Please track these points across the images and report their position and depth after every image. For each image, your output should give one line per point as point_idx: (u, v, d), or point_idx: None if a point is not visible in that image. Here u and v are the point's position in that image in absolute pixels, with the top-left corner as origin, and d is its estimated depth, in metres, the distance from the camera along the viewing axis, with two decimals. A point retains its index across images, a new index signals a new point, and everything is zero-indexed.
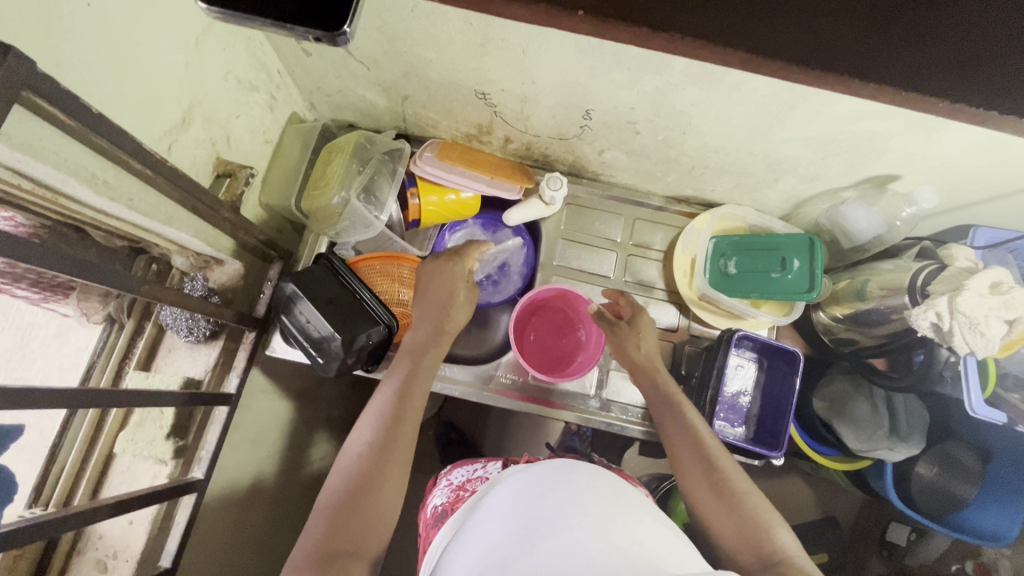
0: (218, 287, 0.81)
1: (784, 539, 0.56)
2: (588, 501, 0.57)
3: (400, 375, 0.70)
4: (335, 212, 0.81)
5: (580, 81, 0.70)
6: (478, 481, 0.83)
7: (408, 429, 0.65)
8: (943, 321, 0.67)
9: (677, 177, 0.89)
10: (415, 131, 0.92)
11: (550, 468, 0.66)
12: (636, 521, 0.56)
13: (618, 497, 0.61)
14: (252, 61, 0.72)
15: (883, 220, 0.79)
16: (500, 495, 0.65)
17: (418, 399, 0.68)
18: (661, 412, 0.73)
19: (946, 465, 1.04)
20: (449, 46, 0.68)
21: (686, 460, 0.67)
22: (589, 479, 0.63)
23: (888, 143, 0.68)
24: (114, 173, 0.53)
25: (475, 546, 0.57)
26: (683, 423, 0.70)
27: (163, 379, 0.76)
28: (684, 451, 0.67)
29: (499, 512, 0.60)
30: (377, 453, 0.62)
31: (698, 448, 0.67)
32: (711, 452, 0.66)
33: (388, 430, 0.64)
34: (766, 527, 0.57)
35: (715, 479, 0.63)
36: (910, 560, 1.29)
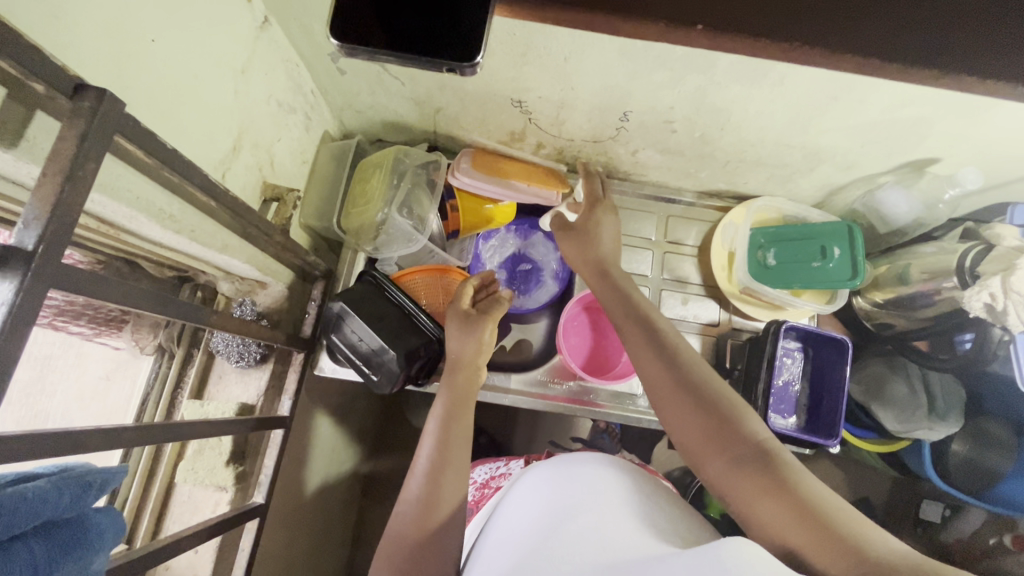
0: (265, 311, 0.81)
1: (759, 429, 0.54)
2: (602, 488, 0.58)
3: (439, 412, 0.70)
4: (375, 228, 0.82)
5: (620, 84, 0.70)
6: (501, 477, 0.86)
7: (453, 466, 0.64)
8: (997, 301, 0.67)
9: (709, 172, 0.90)
10: (446, 142, 0.92)
11: (563, 462, 0.66)
12: (656, 511, 0.56)
13: (630, 481, 0.62)
14: (289, 84, 0.72)
15: (921, 202, 0.79)
16: (520, 491, 0.65)
17: (460, 433, 0.67)
18: (620, 316, 0.67)
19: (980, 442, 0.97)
20: (490, 57, 0.68)
21: (650, 368, 0.60)
22: (600, 466, 0.64)
23: (932, 128, 0.69)
24: (179, 206, 0.53)
25: (501, 540, 0.57)
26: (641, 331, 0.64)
27: (218, 406, 0.76)
28: (646, 358, 0.61)
29: (521, 508, 0.61)
30: (430, 498, 0.62)
31: (659, 349, 0.61)
32: (675, 350, 0.60)
33: (437, 474, 0.63)
34: (739, 419, 0.54)
35: (683, 380, 0.58)
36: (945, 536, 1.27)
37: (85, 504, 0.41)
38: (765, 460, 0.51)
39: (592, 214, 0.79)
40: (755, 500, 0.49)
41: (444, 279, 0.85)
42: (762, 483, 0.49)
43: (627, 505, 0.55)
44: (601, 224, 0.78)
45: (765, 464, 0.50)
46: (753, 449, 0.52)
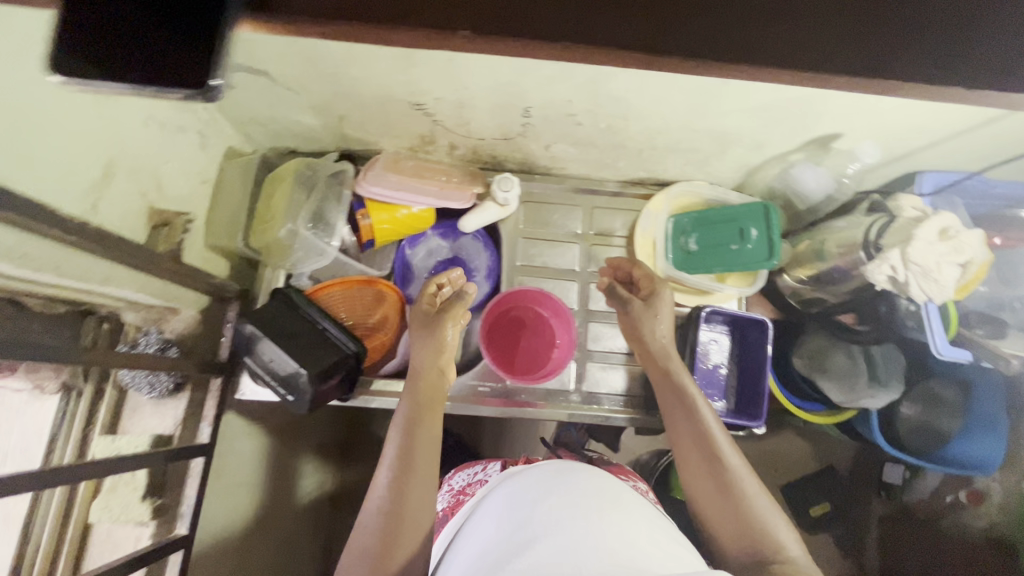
0: (176, 338, 0.78)
1: (783, 535, 0.59)
2: (579, 504, 0.58)
3: (403, 419, 0.70)
4: (285, 244, 0.80)
5: (511, 80, 0.68)
6: (478, 484, 0.82)
7: (418, 475, 0.64)
8: (898, 273, 0.68)
9: (627, 161, 0.89)
10: (359, 149, 0.90)
11: (549, 471, 0.67)
12: (633, 523, 0.57)
13: (614, 495, 0.62)
14: (172, 103, 0.69)
15: (831, 178, 0.82)
16: (496, 498, 0.66)
17: (426, 442, 0.67)
18: (667, 394, 0.74)
19: (929, 403, 1.08)
20: (374, 62, 0.66)
21: (690, 449, 0.68)
22: (584, 481, 0.64)
23: (825, 105, 0.68)
24: (33, 244, 0.51)
25: (471, 552, 0.59)
26: (694, 420, 0.70)
27: (131, 440, 0.74)
28: (687, 442, 0.69)
29: (494, 517, 0.61)
30: (393, 505, 0.61)
31: (699, 433, 0.68)
32: (714, 440, 0.67)
33: (402, 482, 0.63)
34: (762, 522, 0.60)
35: (716, 471, 0.65)
36: (908, 496, 1.31)
37: None
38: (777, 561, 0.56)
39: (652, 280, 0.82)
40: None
41: (362, 290, 0.84)
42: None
43: (606, 519, 0.56)
44: (661, 296, 0.81)
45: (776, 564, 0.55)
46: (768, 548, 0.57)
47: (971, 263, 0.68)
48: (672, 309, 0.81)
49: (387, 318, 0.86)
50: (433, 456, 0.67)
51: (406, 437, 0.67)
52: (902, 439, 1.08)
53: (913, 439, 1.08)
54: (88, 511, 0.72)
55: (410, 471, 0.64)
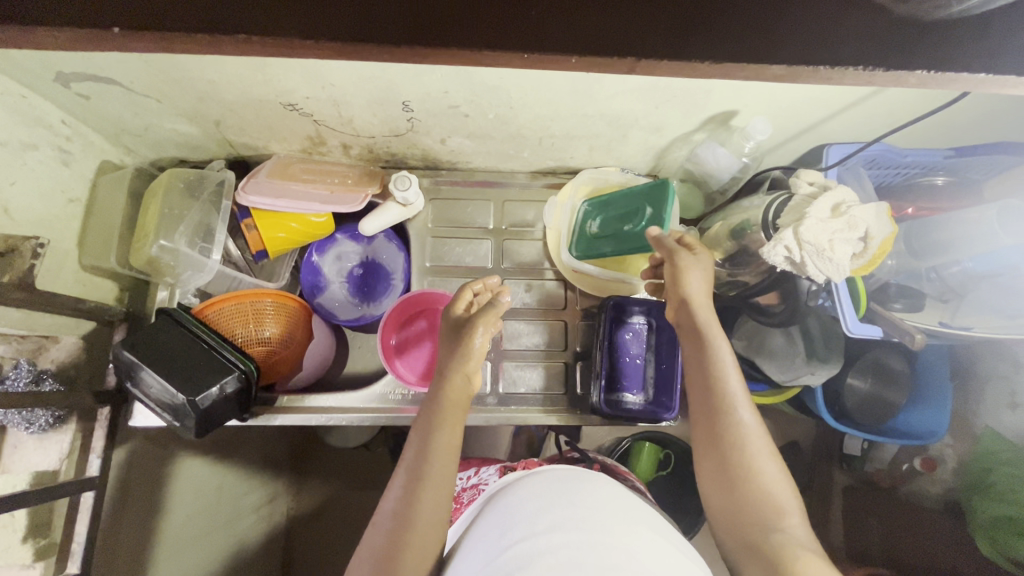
0: (55, 367, 0.72)
1: (783, 502, 0.59)
2: (589, 517, 0.59)
3: (421, 422, 0.67)
4: (164, 262, 0.76)
5: (376, 73, 0.64)
6: (472, 491, 0.83)
7: (432, 483, 0.62)
8: (794, 254, 0.65)
9: (530, 151, 0.85)
10: (249, 154, 0.86)
11: (550, 477, 0.68)
12: (637, 535, 0.58)
13: (623, 506, 0.63)
14: (12, 119, 0.64)
15: (732, 157, 0.78)
16: (504, 499, 0.67)
17: (439, 442, 0.65)
18: (687, 351, 0.68)
19: (877, 375, 1.08)
20: (223, 62, 0.62)
21: (699, 418, 0.65)
22: (598, 492, 0.65)
23: (709, 81, 0.65)
24: None
25: (472, 552, 0.61)
26: (708, 395, 0.65)
27: (7, 481, 0.68)
28: (697, 406, 0.66)
29: (499, 517, 0.63)
30: (403, 513, 0.60)
31: (707, 399, 0.64)
32: (731, 417, 0.63)
33: (414, 492, 0.61)
34: (766, 494, 0.59)
35: (721, 446, 0.62)
36: (869, 466, 1.29)
37: None
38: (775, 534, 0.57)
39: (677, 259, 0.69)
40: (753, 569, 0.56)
41: (254, 304, 0.79)
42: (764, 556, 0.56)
43: (610, 530, 0.57)
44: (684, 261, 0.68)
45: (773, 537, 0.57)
46: (768, 519, 0.58)
47: (870, 238, 0.65)
48: (701, 274, 0.68)
49: (287, 332, 0.82)
50: (449, 459, 0.64)
51: (419, 446, 0.64)
52: (850, 412, 1.08)
53: (862, 412, 1.08)
54: None
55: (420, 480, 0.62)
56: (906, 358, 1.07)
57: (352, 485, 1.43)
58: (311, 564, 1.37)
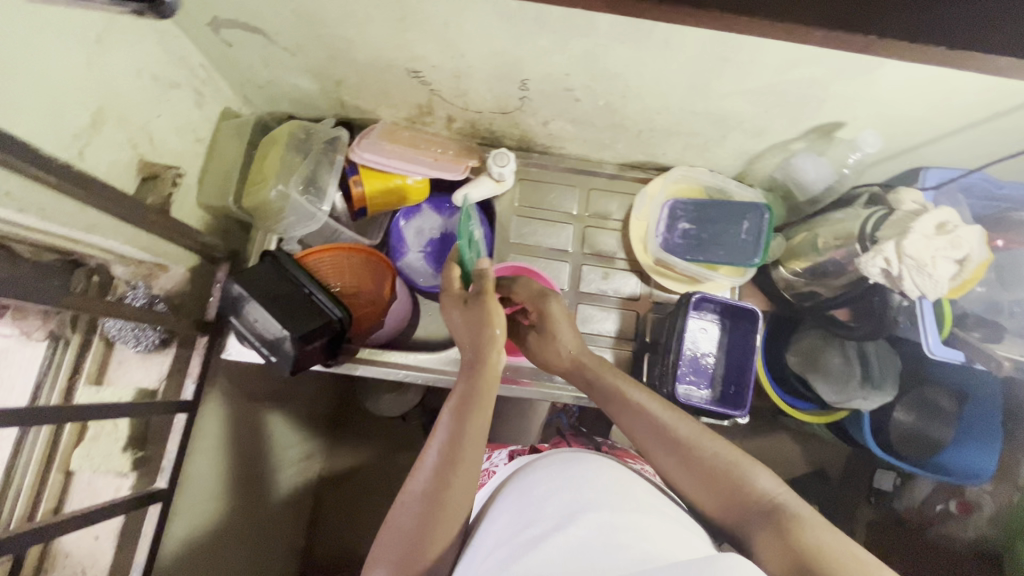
0: (165, 294, 0.78)
1: (768, 488, 0.57)
2: (597, 497, 0.57)
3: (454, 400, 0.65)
4: (276, 207, 0.80)
5: (507, 50, 0.67)
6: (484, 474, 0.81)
7: (464, 459, 0.59)
8: (892, 266, 0.66)
9: (626, 143, 0.88)
10: (356, 117, 0.90)
11: (555, 460, 0.67)
12: (645, 511, 0.58)
13: (619, 482, 0.62)
14: (167, 57, 0.69)
15: (832, 168, 0.79)
16: (518, 481, 0.65)
17: (475, 419, 0.62)
18: (600, 394, 0.71)
19: (922, 411, 1.05)
20: (369, 25, 0.65)
21: (644, 438, 0.65)
22: (594, 467, 0.64)
23: (827, 89, 0.67)
24: (16, 183, 0.51)
25: (494, 531, 0.59)
26: (637, 412, 0.67)
27: (115, 392, 0.75)
28: (648, 440, 0.65)
29: (516, 497, 0.62)
30: (435, 491, 0.57)
31: (649, 422, 0.65)
32: (674, 426, 0.64)
33: (445, 474, 0.58)
34: (750, 485, 0.58)
35: (687, 453, 0.62)
36: (897, 504, 1.26)
37: None
38: (778, 518, 0.55)
39: (546, 298, 0.76)
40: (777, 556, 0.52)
41: (349, 259, 0.83)
42: (780, 542, 0.53)
43: (620, 508, 0.56)
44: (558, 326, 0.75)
45: (779, 521, 0.54)
46: (770, 512, 0.55)
47: (968, 261, 0.65)
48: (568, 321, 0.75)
49: (374, 289, 0.85)
50: (482, 436, 0.62)
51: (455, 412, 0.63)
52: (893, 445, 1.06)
53: (905, 446, 1.06)
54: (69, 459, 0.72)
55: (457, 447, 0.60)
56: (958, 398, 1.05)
57: (385, 452, 1.46)
58: (336, 523, 1.40)
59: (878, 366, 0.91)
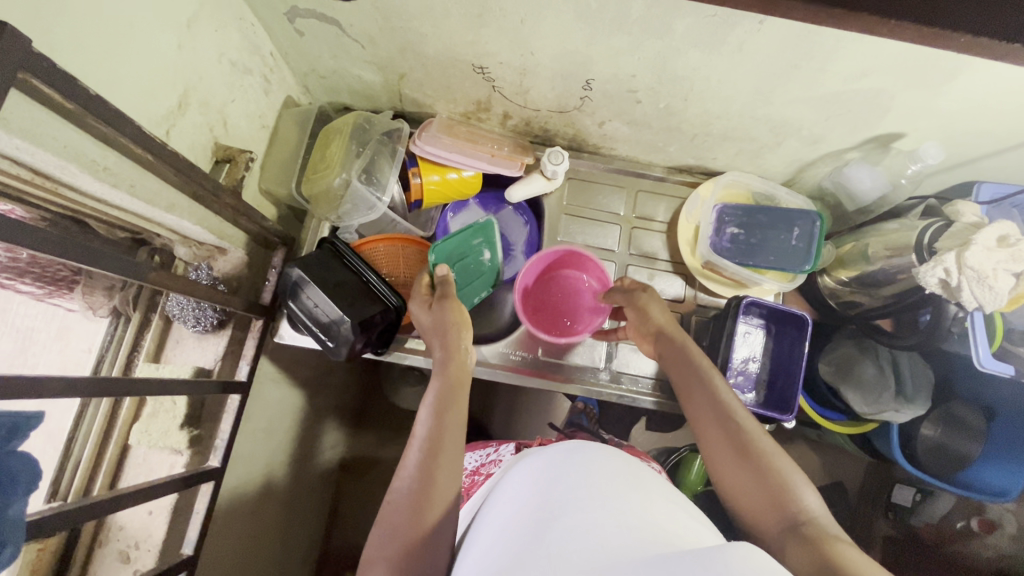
0: (224, 277, 0.80)
1: (812, 502, 0.56)
2: (598, 483, 0.56)
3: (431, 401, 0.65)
4: (336, 194, 0.82)
5: (579, 49, 0.68)
6: (493, 465, 0.83)
7: (447, 456, 0.61)
8: (951, 277, 0.67)
9: (678, 146, 0.89)
10: (412, 110, 0.91)
11: (557, 452, 0.65)
12: (654, 505, 0.54)
13: (632, 477, 0.60)
14: (244, 44, 0.70)
15: (887, 180, 0.79)
16: (523, 480, 0.63)
17: (455, 417, 0.64)
18: (680, 370, 0.72)
19: (948, 424, 1.00)
20: (445, 20, 0.67)
21: (706, 424, 0.66)
22: (600, 460, 0.62)
23: (893, 100, 0.68)
24: (114, 159, 0.52)
25: (493, 529, 0.57)
26: (707, 389, 0.68)
27: (173, 369, 0.76)
28: (704, 418, 0.66)
29: (518, 497, 0.60)
30: (422, 483, 0.58)
31: (716, 410, 0.66)
32: (728, 407, 0.66)
33: (430, 467, 0.59)
34: (791, 491, 0.57)
35: (742, 447, 0.62)
36: (914, 520, 1.25)
37: None
38: (808, 526, 0.53)
39: (639, 292, 0.80)
40: (793, 555, 0.52)
41: (405, 250, 0.85)
42: (800, 539, 0.52)
43: (627, 499, 0.53)
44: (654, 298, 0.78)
45: (806, 530, 0.53)
46: (798, 512, 0.55)
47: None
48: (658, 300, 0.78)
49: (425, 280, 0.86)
50: (459, 436, 0.63)
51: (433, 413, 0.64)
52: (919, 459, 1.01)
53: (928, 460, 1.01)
54: (129, 433, 0.75)
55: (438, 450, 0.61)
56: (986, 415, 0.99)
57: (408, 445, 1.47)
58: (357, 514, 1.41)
59: (912, 380, 0.91)
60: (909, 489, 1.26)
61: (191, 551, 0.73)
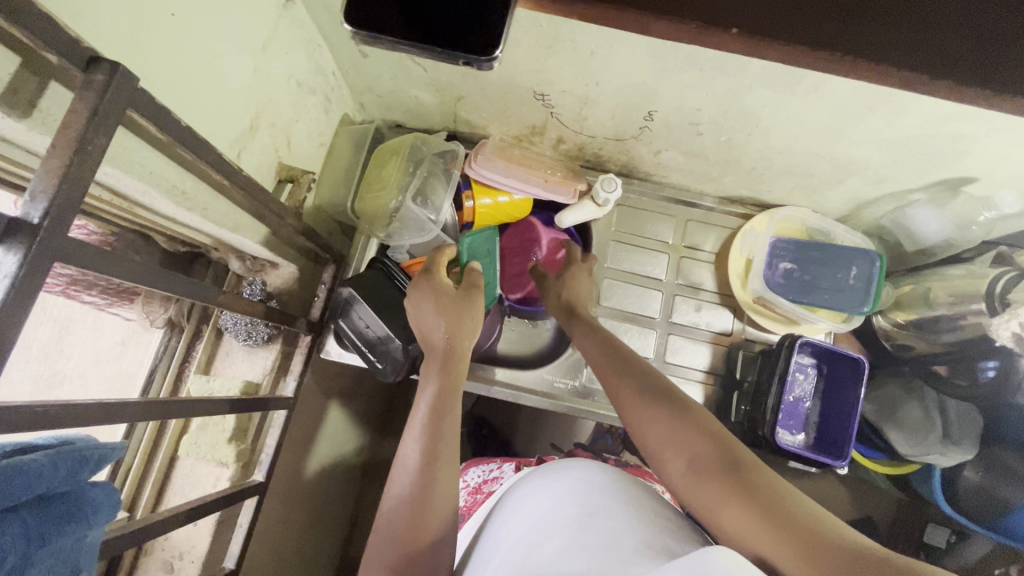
0: (275, 292, 0.81)
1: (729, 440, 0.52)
2: (609, 501, 0.53)
3: (430, 393, 0.60)
4: (389, 214, 0.82)
5: (646, 82, 0.67)
6: (493, 482, 0.80)
7: (451, 435, 0.58)
8: None
9: (733, 178, 0.87)
10: (464, 131, 0.91)
11: (567, 465, 0.61)
12: (668, 526, 0.52)
13: (646, 494, 0.57)
14: (311, 64, 0.71)
15: (956, 223, 0.78)
16: (521, 496, 0.60)
17: (449, 419, 0.59)
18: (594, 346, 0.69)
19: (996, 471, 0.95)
20: (514, 48, 0.66)
21: (619, 380, 0.61)
22: (613, 473, 0.59)
23: (972, 145, 0.65)
24: (191, 183, 0.53)
25: (499, 549, 0.54)
26: (614, 350, 0.66)
27: (223, 384, 0.76)
28: (613, 372, 0.63)
29: (522, 516, 0.55)
30: (419, 491, 0.53)
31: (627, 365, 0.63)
32: (638, 362, 0.63)
33: (428, 468, 0.54)
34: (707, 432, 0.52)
35: (654, 391, 0.58)
36: (947, 561, 1.19)
37: (79, 480, 0.39)
38: (727, 455, 0.49)
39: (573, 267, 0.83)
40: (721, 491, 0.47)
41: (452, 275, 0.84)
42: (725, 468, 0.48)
43: (620, 510, 0.52)
44: (579, 274, 0.82)
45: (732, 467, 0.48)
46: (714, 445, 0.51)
47: None
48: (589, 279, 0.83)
49: None
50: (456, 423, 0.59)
51: (431, 407, 0.59)
52: (957, 497, 0.97)
53: (968, 499, 0.96)
54: (177, 445, 0.76)
55: (437, 448, 0.56)
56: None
57: None
58: None
59: (959, 425, 0.85)
60: (943, 530, 1.21)
61: (233, 565, 0.73)
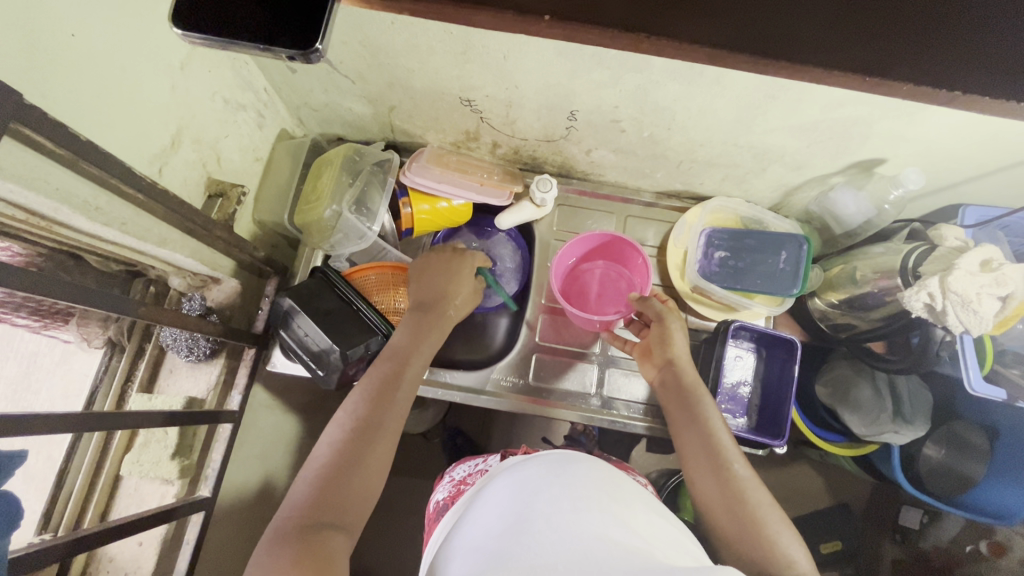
0: (217, 306, 0.81)
1: (794, 552, 0.58)
2: (583, 494, 0.56)
3: (380, 372, 0.66)
4: (328, 225, 0.84)
5: (561, 83, 0.70)
6: (478, 475, 0.80)
7: (386, 437, 0.61)
8: (936, 301, 0.67)
9: (665, 172, 0.90)
10: (404, 140, 0.93)
11: (546, 460, 0.64)
12: (635, 517, 0.55)
13: (610, 482, 0.61)
14: (239, 82, 0.72)
15: (871, 204, 0.80)
16: (501, 490, 0.61)
17: (399, 406, 0.64)
18: (674, 406, 0.72)
19: (951, 445, 0.96)
20: (431, 56, 0.68)
21: (692, 454, 0.67)
22: (585, 469, 0.62)
23: (871, 128, 0.69)
24: (106, 199, 0.54)
25: (470, 542, 0.55)
26: (698, 419, 0.69)
27: (165, 400, 0.77)
28: (694, 449, 0.68)
29: (496, 509, 0.57)
30: (352, 453, 0.58)
31: (705, 440, 0.67)
32: (721, 443, 0.67)
33: (363, 440, 0.59)
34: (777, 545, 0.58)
35: (729, 487, 0.63)
36: (923, 543, 1.21)
37: None
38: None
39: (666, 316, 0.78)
40: None
41: (397, 278, 0.84)
42: None
43: (605, 508, 0.54)
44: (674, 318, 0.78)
45: None
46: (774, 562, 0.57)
47: (1013, 298, 0.65)
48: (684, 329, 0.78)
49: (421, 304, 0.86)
50: (400, 413, 0.64)
51: (382, 387, 0.64)
52: (923, 480, 0.97)
53: (935, 482, 0.97)
54: (121, 464, 0.76)
55: (378, 426, 0.61)
56: (988, 433, 0.94)
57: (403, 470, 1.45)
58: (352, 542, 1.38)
59: (911, 402, 0.89)
60: (916, 511, 1.21)
61: None
